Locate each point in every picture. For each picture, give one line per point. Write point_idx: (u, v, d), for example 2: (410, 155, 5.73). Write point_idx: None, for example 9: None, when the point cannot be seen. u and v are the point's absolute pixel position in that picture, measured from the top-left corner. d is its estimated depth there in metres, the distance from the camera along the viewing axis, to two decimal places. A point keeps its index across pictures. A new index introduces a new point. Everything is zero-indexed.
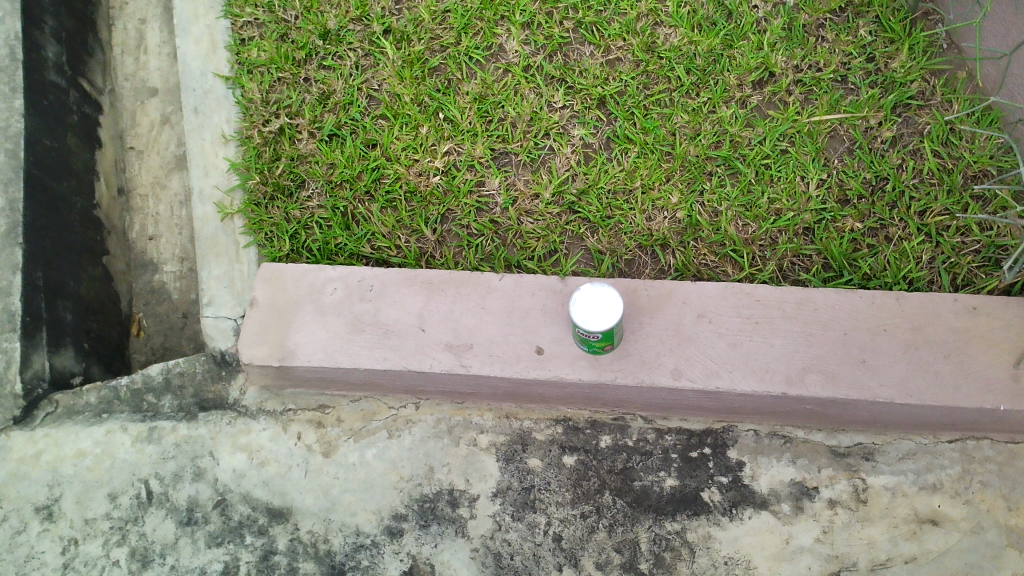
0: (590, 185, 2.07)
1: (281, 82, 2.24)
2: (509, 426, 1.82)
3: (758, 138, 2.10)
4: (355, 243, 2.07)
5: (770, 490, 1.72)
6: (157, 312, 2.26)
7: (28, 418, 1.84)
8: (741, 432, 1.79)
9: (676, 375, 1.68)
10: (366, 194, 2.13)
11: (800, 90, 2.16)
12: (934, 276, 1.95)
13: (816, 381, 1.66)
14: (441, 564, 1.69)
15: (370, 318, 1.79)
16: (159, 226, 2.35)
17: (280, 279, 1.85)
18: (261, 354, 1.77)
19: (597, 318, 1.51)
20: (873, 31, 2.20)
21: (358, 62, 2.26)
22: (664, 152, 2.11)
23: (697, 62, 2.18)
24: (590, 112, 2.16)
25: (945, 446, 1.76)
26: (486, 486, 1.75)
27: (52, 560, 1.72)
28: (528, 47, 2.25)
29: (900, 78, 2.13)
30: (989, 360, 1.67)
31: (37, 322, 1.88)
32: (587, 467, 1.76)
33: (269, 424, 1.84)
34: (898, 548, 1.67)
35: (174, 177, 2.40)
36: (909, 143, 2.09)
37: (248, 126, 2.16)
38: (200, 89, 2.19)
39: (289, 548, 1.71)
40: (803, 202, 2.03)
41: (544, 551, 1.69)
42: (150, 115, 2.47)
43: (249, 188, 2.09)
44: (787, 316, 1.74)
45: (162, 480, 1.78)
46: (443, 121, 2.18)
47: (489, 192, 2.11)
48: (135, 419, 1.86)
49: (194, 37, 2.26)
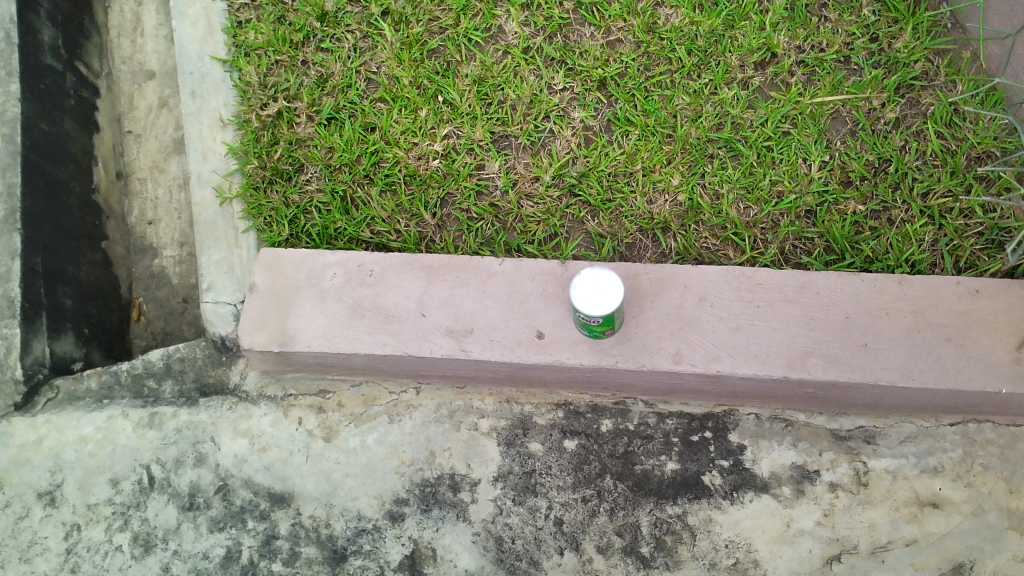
0: (591, 168, 2.05)
1: (279, 65, 2.22)
2: (510, 411, 1.82)
3: (760, 119, 2.07)
4: (355, 228, 2.05)
5: (771, 474, 1.73)
6: (156, 297, 2.25)
7: (28, 404, 1.84)
8: (743, 415, 1.78)
9: (677, 359, 1.67)
10: (366, 177, 2.11)
11: (802, 71, 2.14)
12: (937, 258, 1.93)
13: (818, 364, 1.66)
14: (443, 548, 1.69)
15: (370, 303, 1.79)
16: (158, 211, 2.34)
17: (280, 264, 1.83)
18: (261, 340, 1.76)
19: (598, 303, 1.50)
20: (877, 10, 2.16)
21: (357, 44, 2.23)
22: (664, 134, 2.08)
23: (698, 43, 2.15)
24: (589, 94, 2.14)
25: (947, 429, 1.76)
26: (487, 470, 1.75)
27: (55, 545, 1.72)
28: (528, 29, 2.22)
29: (904, 58, 2.11)
30: (991, 343, 1.67)
31: (36, 308, 1.87)
32: (587, 451, 1.76)
33: (270, 409, 1.84)
34: (899, 531, 1.67)
35: (173, 161, 2.38)
36: (913, 125, 2.07)
37: (247, 110, 2.13)
38: (197, 73, 2.17)
39: (291, 532, 1.72)
40: (805, 184, 2.01)
41: (545, 535, 1.70)
42: (148, 99, 2.45)
43: (248, 172, 2.08)
44: (789, 299, 1.72)
45: (163, 465, 1.79)
46: (442, 104, 2.15)
47: (489, 176, 2.09)
48: (136, 405, 1.86)
49: (190, 20, 2.22)
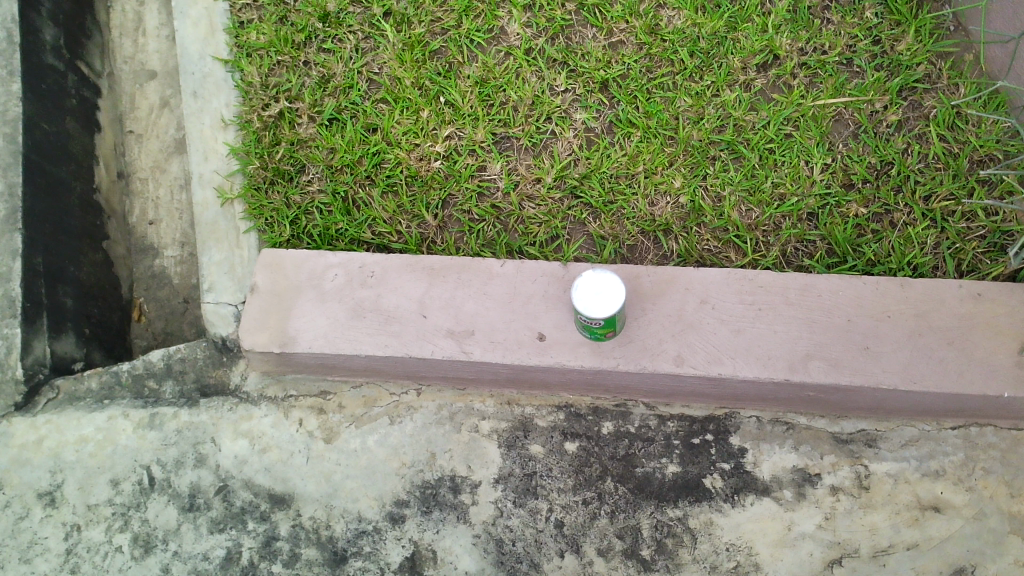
0: (592, 170, 2.05)
1: (281, 65, 2.22)
2: (510, 413, 1.81)
3: (762, 122, 2.07)
4: (357, 229, 2.05)
5: (772, 477, 1.72)
6: (157, 297, 2.25)
7: (29, 404, 1.84)
8: (744, 418, 1.78)
9: (679, 362, 1.67)
10: (367, 178, 2.11)
11: (805, 73, 2.13)
12: (939, 261, 1.93)
13: (820, 367, 1.66)
14: (443, 549, 1.69)
15: (370, 304, 1.78)
16: (159, 211, 2.33)
17: (281, 264, 1.83)
18: (262, 340, 1.76)
19: (600, 305, 1.50)
20: (879, 13, 2.16)
21: (358, 45, 2.23)
22: (666, 136, 2.08)
23: (700, 45, 2.15)
24: (592, 96, 2.14)
25: (949, 433, 1.76)
26: (488, 472, 1.75)
27: (55, 546, 1.72)
28: (530, 30, 2.22)
29: (906, 61, 2.10)
30: (993, 347, 1.66)
31: (37, 308, 1.87)
32: (588, 453, 1.76)
33: (270, 410, 1.84)
34: (900, 535, 1.67)
35: (175, 161, 2.38)
36: (915, 127, 2.06)
37: (248, 110, 2.13)
38: (199, 73, 2.16)
39: (292, 534, 1.72)
40: (807, 186, 2.01)
41: (546, 538, 1.69)
42: (150, 99, 2.45)
43: (249, 172, 2.07)
44: (790, 302, 1.72)
45: (163, 466, 1.78)
46: (444, 105, 2.15)
47: (491, 177, 2.09)
48: (136, 405, 1.86)
49: (192, 20, 2.22)
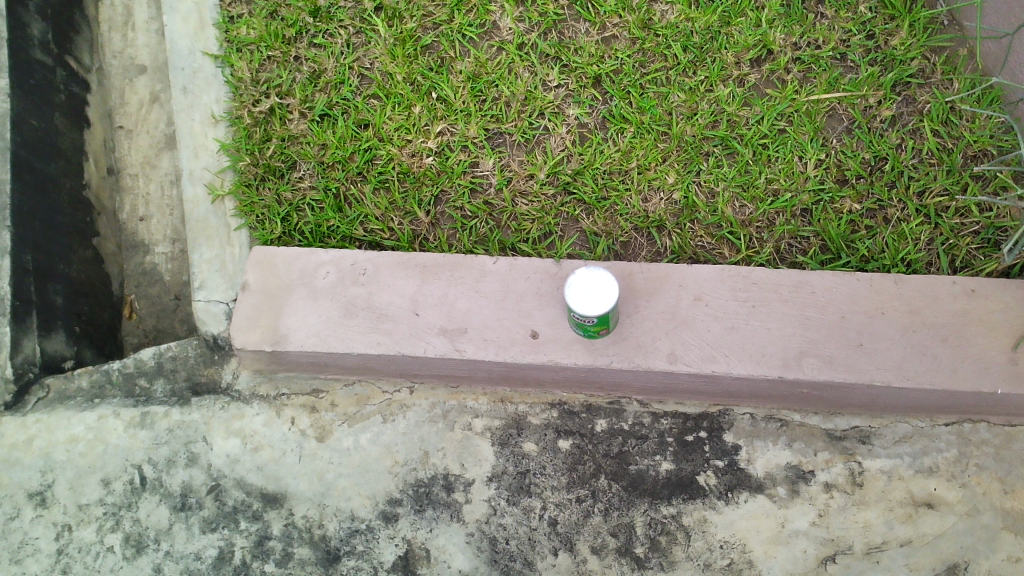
0: (585, 166, 2.04)
1: (271, 60, 2.19)
2: (504, 410, 1.81)
3: (756, 117, 2.06)
4: (348, 226, 2.03)
5: (766, 474, 1.72)
6: (148, 294, 2.24)
7: (19, 403, 1.82)
8: (738, 415, 1.78)
9: (672, 359, 1.66)
10: (359, 175, 2.09)
11: (799, 68, 2.12)
12: (933, 257, 1.92)
13: (814, 364, 1.65)
14: (437, 548, 1.69)
15: (362, 302, 1.77)
16: (150, 207, 2.31)
17: (272, 262, 1.82)
18: (253, 339, 1.74)
19: (593, 303, 1.49)
20: (873, 7, 2.15)
21: (349, 40, 2.21)
22: (660, 131, 2.07)
23: (694, 40, 2.14)
24: (585, 92, 2.12)
25: (942, 429, 1.76)
26: (481, 470, 1.75)
27: (46, 546, 1.71)
28: (522, 24, 2.20)
29: (900, 55, 2.10)
30: (987, 344, 1.66)
31: (27, 306, 1.85)
32: (582, 451, 1.75)
33: (263, 408, 1.83)
34: (893, 531, 1.67)
35: (165, 157, 2.36)
36: (909, 123, 2.06)
37: (238, 106, 2.11)
38: (188, 68, 2.14)
39: (284, 533, 1.71)
40: (801, 182, 2.00)
41: (539, 535, 1.69)
42: (139, 93, 2.43)
43: (240, 169, 2.06)
44: (784, 299, 1.72)
45: (155, 465, 1.77)
46: (436, 100, 2.13)
47: (483, 173, 2.07)
48: (127, 404, 1.84)
49: (182, 15, 2.20)
